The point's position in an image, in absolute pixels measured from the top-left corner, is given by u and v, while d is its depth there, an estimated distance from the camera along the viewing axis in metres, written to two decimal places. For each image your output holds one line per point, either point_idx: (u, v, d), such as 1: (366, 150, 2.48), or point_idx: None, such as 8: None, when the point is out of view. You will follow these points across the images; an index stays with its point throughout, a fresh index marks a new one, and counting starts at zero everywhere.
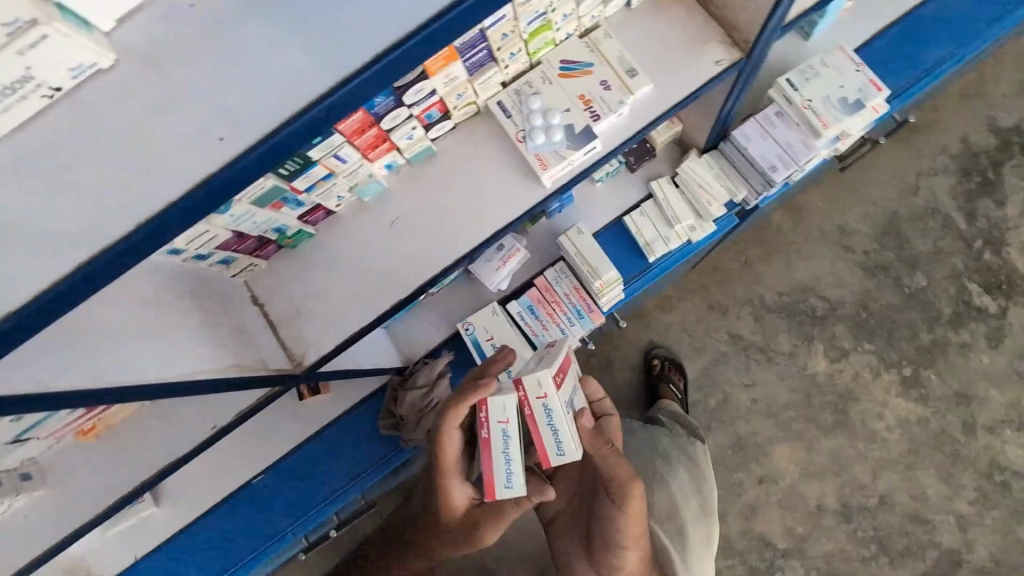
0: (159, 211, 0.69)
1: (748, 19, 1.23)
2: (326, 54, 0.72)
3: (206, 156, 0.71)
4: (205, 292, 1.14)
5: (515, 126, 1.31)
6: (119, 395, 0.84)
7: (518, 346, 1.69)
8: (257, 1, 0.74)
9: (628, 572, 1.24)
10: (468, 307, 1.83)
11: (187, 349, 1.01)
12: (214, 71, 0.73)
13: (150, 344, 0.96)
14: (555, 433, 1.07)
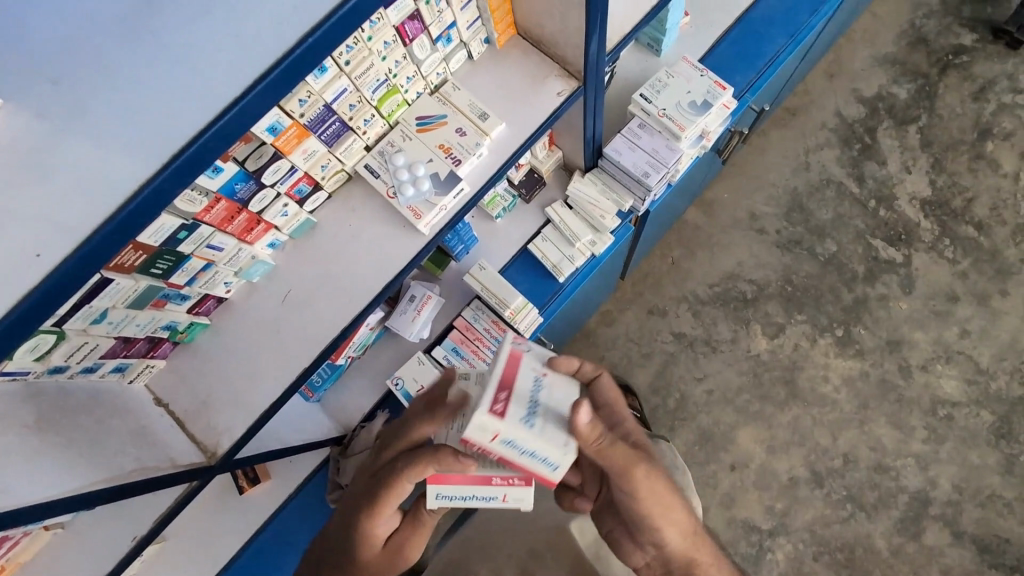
0: None
1: (573, 53, 1.20)
2: (146, 126, 0.58)
3: (14, 279, 0.54)
4: (96, 407, 1.00)
5: (385, 184, 1.19)
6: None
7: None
8: (57, 81, 0.58)
9: (676, 544, 1.02)
10: (394, 363, 1.72)
11: (70, 468, 0.85)
12: (15, 174, 0.57)
13: (24, 468, 0.80)
14: (535, 456, 0.79)
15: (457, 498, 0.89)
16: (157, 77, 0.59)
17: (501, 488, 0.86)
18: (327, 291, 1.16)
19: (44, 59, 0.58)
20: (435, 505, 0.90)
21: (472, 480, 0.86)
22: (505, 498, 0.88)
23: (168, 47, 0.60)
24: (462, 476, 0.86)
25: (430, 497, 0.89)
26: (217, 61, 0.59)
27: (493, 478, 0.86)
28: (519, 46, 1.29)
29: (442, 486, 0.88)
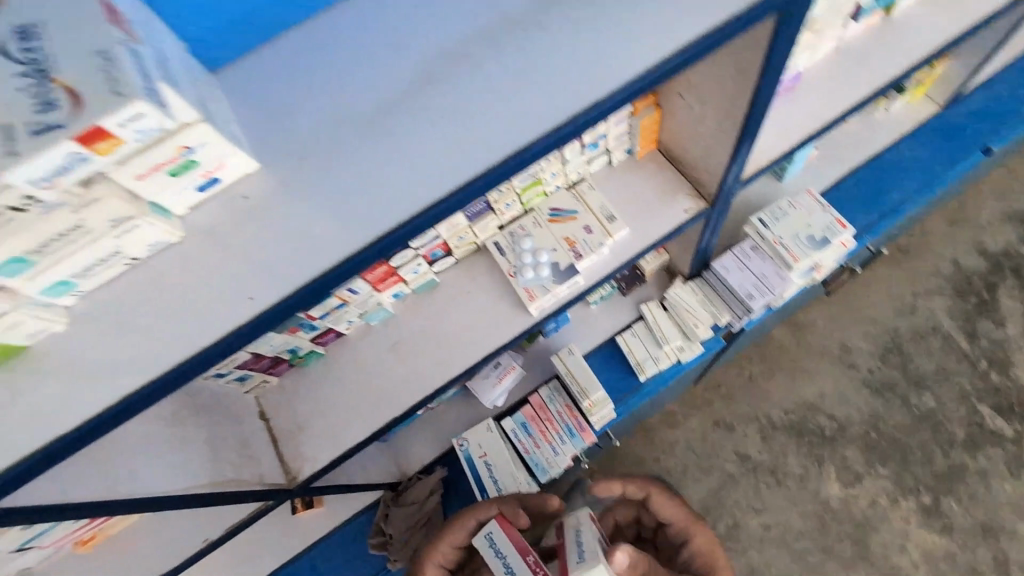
0: (169, 371, 0.61)
1: (709, 178, 1.26)
2: (359, 208, 0.67)
3: (230, 316, 0.63)
4: (215, 411, 1.10)
5: (508, 262, 1.27)
6: (103, 510, 0.76)
7: (511, 470, 1.61)
8: (297, 161, 0.69)
9: None
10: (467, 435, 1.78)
11: (182, 468, 0.95)
12: (247, 229, 0.67)
13: (148, 464, 0.90)
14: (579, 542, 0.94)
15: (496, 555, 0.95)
16: (374, 171, 0.69)
17: (524, 569, 0.91)
18: (431, 349, 1.24)
19: (294, 140, 0.70)
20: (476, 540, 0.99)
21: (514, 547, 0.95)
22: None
23: (389, 143, 0.70)
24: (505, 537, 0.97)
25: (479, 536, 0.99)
26: (429, 164, 0.69)
27: (527, 557, 0.92)
28: (656, 160, 1.36)
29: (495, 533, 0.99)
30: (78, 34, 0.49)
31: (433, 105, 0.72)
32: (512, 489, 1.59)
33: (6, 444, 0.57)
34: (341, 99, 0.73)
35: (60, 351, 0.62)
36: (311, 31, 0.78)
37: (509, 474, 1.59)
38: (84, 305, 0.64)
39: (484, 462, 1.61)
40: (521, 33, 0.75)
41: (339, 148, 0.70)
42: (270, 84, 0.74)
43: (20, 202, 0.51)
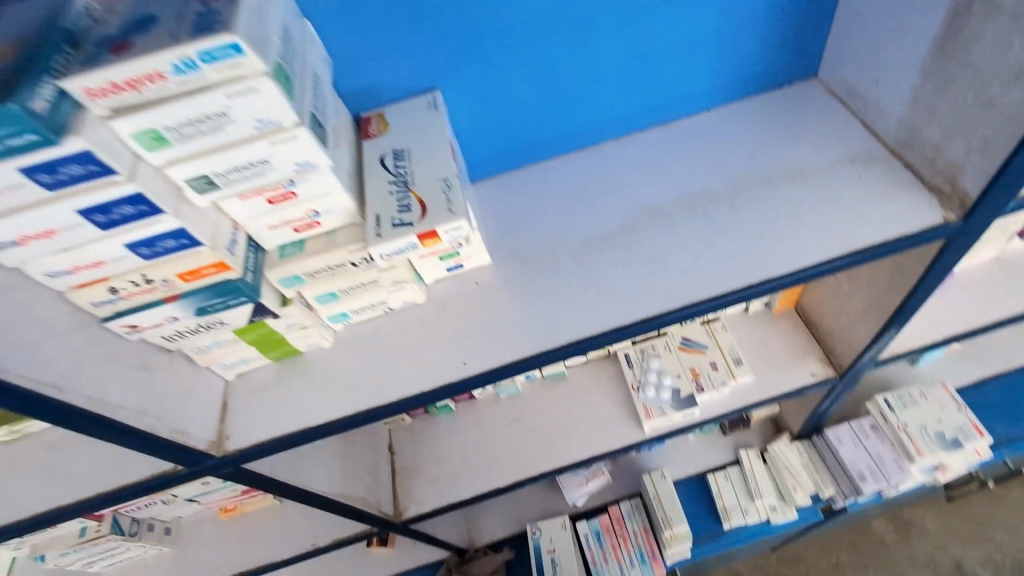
0: (395, 402, 0.80)
1: (843, 351, 1.30)
2: (560, 316, 0.85)
3: (448, 373, 0.82)
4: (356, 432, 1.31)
5: (633, 375, 1.38)
6: (268, 483, 0.92)
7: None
8: (522, 269, 0.91)
9: None
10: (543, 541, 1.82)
11: (324, 474, 1.13)
12: (474, 309, 0.88)
13: (299, 463, 1.09)
14: None
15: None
16: (578, 289, 0.87)
17: None
18: (545, 434, 1.36)
19: (522, 253, 0.93)
20: None
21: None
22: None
23: (593, 270, 0.89)
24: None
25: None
26: (623, 294, 0.85)
27: None
28: (792, 318, 1.43)
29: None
30: (433, 166, 0.77)
31: (632, 248, 0.90)
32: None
33: (292, 418, 0.81)
34: (562, 229, 0.95)
35: (331, 362, 0.86)
36: (546, 172, 1.04)
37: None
38: (344, 331, 0.88)
39: (552, 559, 1.64)
40: (712, 205, 0.93)
41: (552, 263, 0.90)
42: (511, 206, 1.00)
43: (358, 260, 0.74)
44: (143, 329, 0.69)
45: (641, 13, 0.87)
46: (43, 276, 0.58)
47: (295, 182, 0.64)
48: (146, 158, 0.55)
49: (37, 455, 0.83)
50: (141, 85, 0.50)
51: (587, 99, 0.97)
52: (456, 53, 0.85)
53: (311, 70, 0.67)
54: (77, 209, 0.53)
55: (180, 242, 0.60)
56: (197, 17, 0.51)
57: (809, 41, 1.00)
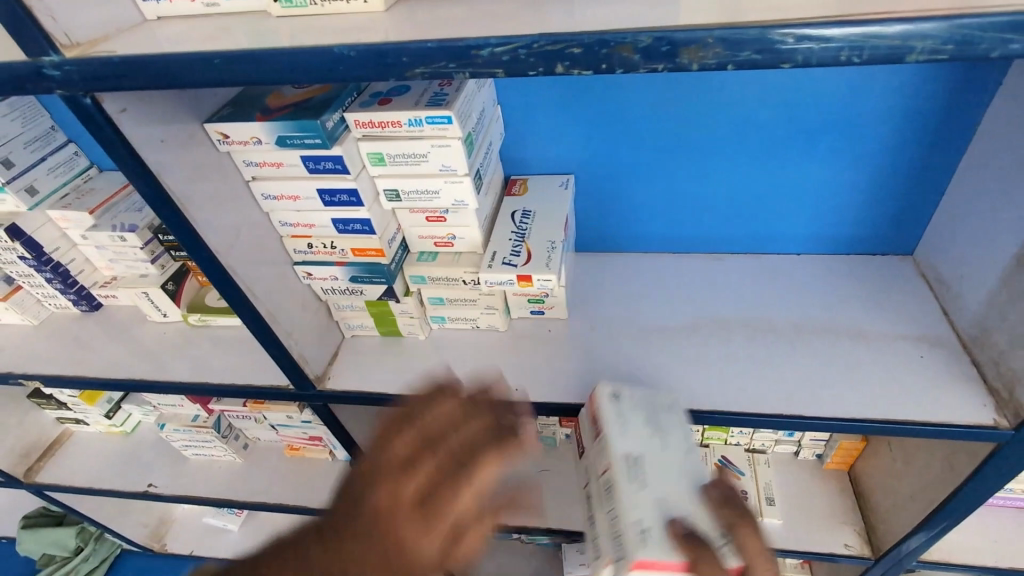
0: None
1: (883, 530, 1.25)
2: (603, 381, 1.00)
3: None
4: None
5: None
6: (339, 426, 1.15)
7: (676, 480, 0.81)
8: (587, 333, 1.08)
9: None
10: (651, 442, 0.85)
11: None
12: (537, 351, 1.06)
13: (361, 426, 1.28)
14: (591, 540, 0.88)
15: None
16: (625, 365, 1.02)
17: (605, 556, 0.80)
18: (563, 494, 1.46)
19: (592, 321, 1.10)
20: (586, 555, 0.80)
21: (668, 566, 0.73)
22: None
23: (645, 354, 1.03)
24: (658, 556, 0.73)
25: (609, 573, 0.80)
26: (661, 382, 0.99)
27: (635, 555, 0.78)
28: (840, 479, 1.41)
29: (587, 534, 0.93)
30: (546, 231, 0.98)
31: (685, 348, 1.04)
32: (631, 535, 0.76)
33: (374, 381, 1.03)
34: (632, 313, 1.11)
35: (418, 350, 1.08)
36: (635, 262, 1.22)
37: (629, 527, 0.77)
38: (438, 332, 1.10)
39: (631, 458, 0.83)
40: (770, 337, 1.04)
41: (615, 337, 1.07)
42: (601, 280, 1.18)
43: (469, 280, 0.97)
44: (313, 279, 0.96)
45: (749, 161, 1.05)
46: (278, 221, 0.88)
47: (448, 212, 0.89)
48: (367, 169, 0.83)
49: (206, 344, 1.14)
50: (385, 127, 0.77)
51: (687, 215, 1.15)
52: (592, 152, 1.08)
53: (488, 140, 0.93)
54: (317, 188, 0.81)
55: (363, 227, 0.87)
56: (432, 95, 0.78)
57: (910, 224, 1.08)
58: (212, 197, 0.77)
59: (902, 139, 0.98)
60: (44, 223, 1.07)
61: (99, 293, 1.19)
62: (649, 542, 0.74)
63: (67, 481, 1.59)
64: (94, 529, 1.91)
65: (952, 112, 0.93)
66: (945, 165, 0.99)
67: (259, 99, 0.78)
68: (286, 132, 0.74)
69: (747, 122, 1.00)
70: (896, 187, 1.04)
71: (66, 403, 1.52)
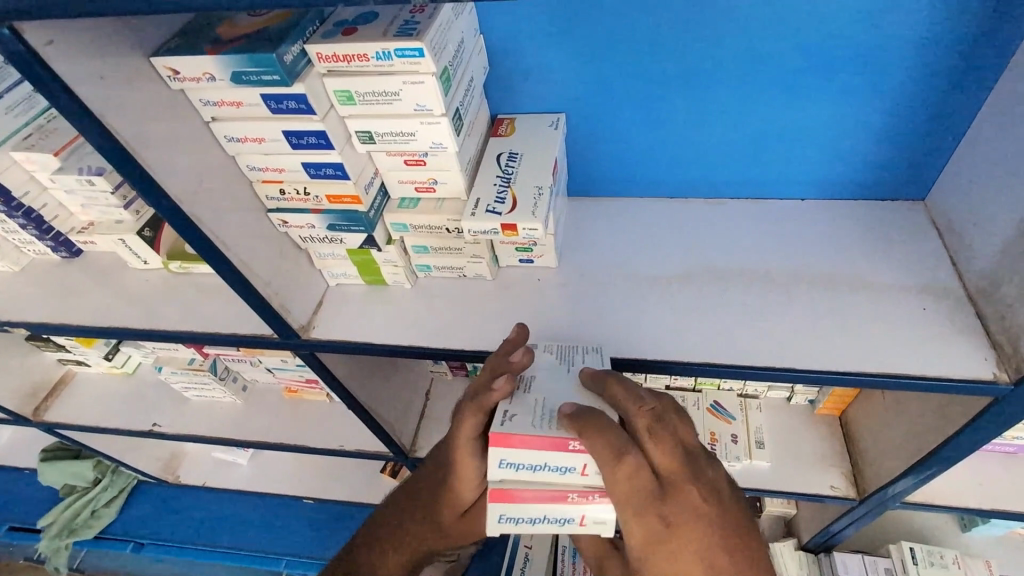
0: (436, 347, 0.98)
1: (871, 473, 1.26)
2: (593, 331, 0.97)
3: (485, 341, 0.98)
4: (396, 366, 1.48)
5: None
6: (327, 373, 1.14)
7: (563, 389, 0.79)
8: (577, 282, 1.04)
9: None
10: (569, 389, 0.79)
11: (369, 388, 1.33)
12: (525, 300, 1.03)
13: (356, 372, 1.28)
14: (538, 465, 0.72)
15: (524, 468, 0.72)
16: (614, 313, 0.99)
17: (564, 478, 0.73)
18: None
19: (583, 269, 1.06)
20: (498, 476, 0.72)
21: (548, 444, 0.70)
22: (587, 468, 0.71)
23: (635, 302, 1.00)
24: (533, 432, 0.70)
25: (491, 463, 0.72)
26: (651, 332, 0.96)
27: (570, 443, 0.69)
28: (831, 424, 1.41)
29: (510, 507, 0.74)
30: (532, 175, 0.93)
31: (680, 299, 1.00)
32: (522, 424, 0.72)
33: (357, 329, 1.01)
34: (624, 260, 1.07)
35: (403, 299, 1.05)
36: (630, 207, 1.16)
37: (533, 413, 0.74)
38: (424, 280, 1.07)
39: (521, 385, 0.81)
40: (768, 287, 1.00)
41: (605, 286, 1.03)
42: (591, 226, 1.13)
43: (452, 228, 0.92)
44: (289, 227, 0.92)
45: (755, 98, 0.96)
46: (246, 165, 0.83)
47: (427, 155, 0.83)
48: (337, 109, 0.76)
49: (191, 291, 1.12)
50: (351, 61, 0.70)
51: (684, 159, 1.08)
52: (585, 88, 1.00)
53: (469, 76, 0.85)
54: (283, 129, 0.75)
55: (335, 172, 0.81)
56: (402, 24, 0.70)
57: (927, 166, 1.01)
58: (169, 139, 0.71)
59: (925, 72, 0.88)
60: (10, 164, 1.01)
61: (79, 240, 1.16)
62: (542, 200, 0.89)
63: (75, 420, 1.64)
64: (108, 463, 1.99)
65: (983, 40, 0.83)
66: (971, 101, 0.90)
67: (211, 29, 0.71)
68: (241, 67, 0.68)
69: (754, 53, 0.90)
70: (912, 127, 0.95)
71: (64, 346, 1.53)
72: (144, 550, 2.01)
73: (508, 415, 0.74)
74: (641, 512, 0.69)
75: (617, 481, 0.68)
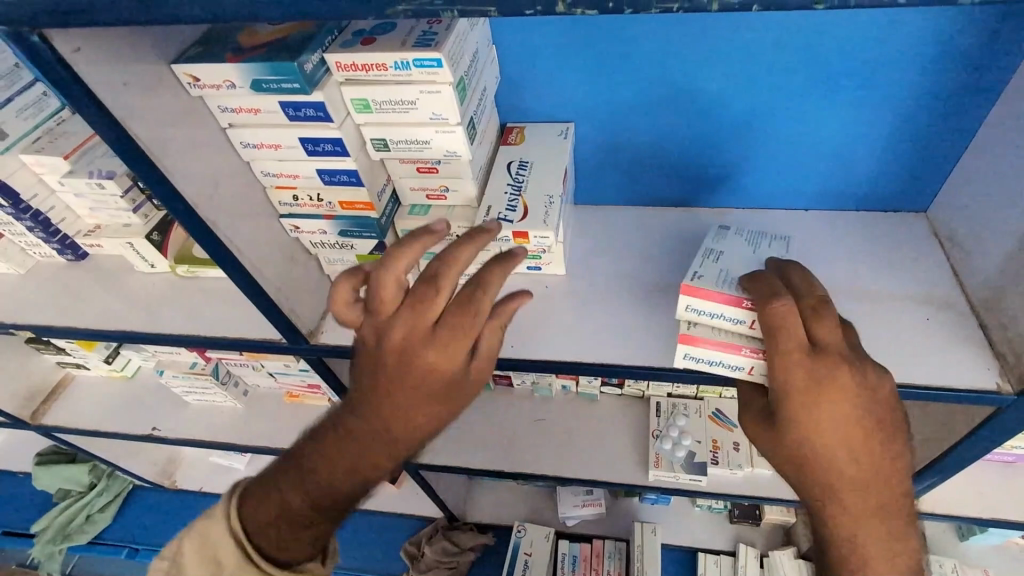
0: None
1: None
2: (600, 338, 0.98)
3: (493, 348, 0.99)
4: None
5: (655, 423, 1.44)
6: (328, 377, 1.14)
7: (750, 266, 0.89)
8: (584, 289, 1.05)
9: None
10: (751, 258, 0.90)
11: None
12: (532, 307, 1.04)
13: None
14: (720, 313, 0.84)
15: (707, 314, 0.85)
16: (622, 321, 1.00)
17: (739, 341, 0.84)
18: (556, 442, 1.47)
19: (590, 277, 1.07)
20: (680, 316, 0.88)
21: (727, 300, 0.81)
22: (751, 326, 0.82)
23: (642, 310, 1.01)
24: (719, 289, 0.82)
25: (680, 306, 0.86)
26: (658, 339, 0.97)
27: (744, 301, 0.80)
28: None
29: (694, 348, 0.88)
30: (543, 183, 0.94)
31: None
32: (710, 281, 0.84)
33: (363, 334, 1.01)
34: (631, 269, 1.08)
35: None
36: (636, 216, 1.17)
37: (718, 276, 0.85)
38: None
39: (708, 250, 0.92)
40: None
41: (612, 293, 1.04)
42: (598, 234, 1.14)
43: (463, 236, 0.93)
44: (301, 232, 0.92)
45: (761, 110, 0.98)
46: (260, 171, 0.83)
47: (440, 163, 0.84)
48: (353, 117, 0.77)
49: (198, 295, 1.12)
50: (369, 70, 0.71)
51: (690, 168, 1.09)
52: (594, 99, 1.01)
53: (482, 84, 0.86)
54: (299, 136, 0.76)
55: (350, 178, 0.82)
56: (420, 35, 0.71)
57: (928, 179, 1.03)
58: (187, 145, 0.72)
59: (929, 87, 0.90)
60: (20, 167, 1.02)
61: (85, 243, 1.16)
62: (552, 208, 0.90)
63: (74, 424, 1.63)
64: (105, 468, 1.97)
65: (985, 58, 0.85)
66: (973, 116, 0.92)
67: (230, 37, 0.72)
68: (261, 75, 0.69)
69: (762, 66, 0.92)
70: (914, 141, 0.97)
71: (65, 349, 1.52)
72: (139, 556, 1.98)
73: (697, 273, 0.86)
74: (836, 434, 0.71)
75: (817, 402, 0.70)
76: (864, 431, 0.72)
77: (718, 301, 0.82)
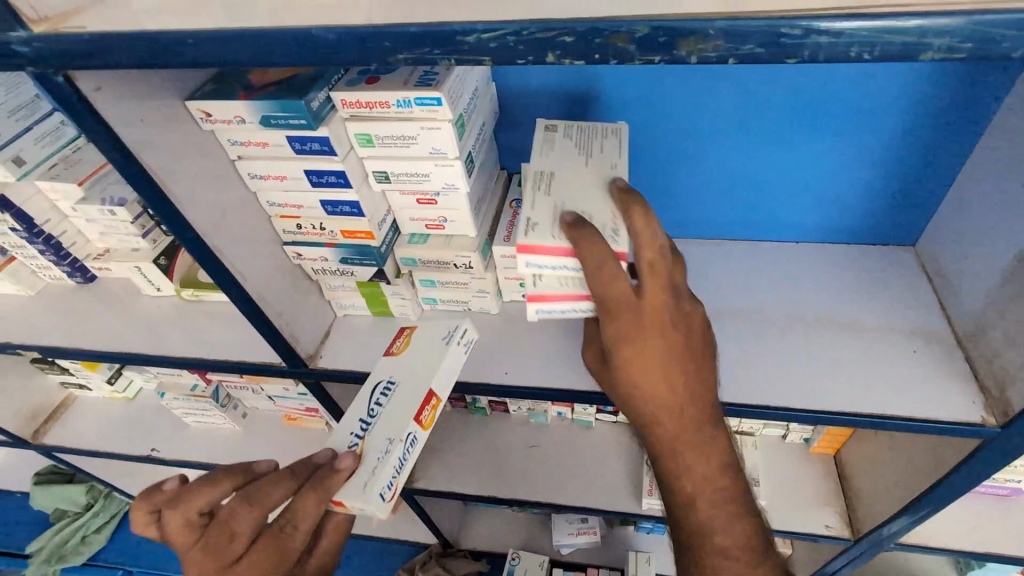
0: None
1: (866, 513, 1.27)
2: None
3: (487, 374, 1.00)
4: None
5: None
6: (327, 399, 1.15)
7: (586, 185, 0.81)
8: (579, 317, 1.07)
9: None
10: (574, 168, 0.84)
11: None
12: (526, 334, 1.05)
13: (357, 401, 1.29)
14: (562, 266, 0.80)
15: (548, 268, 0.81)
16: None
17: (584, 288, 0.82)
18: (551, 469, 1.47)
19: None
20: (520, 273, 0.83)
21: (563, 253, 0.77)
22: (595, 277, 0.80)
23: None
24: (554, 242, 0.76)
25: (519, 263, 0.81)
26: None
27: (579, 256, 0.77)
28: (825, 464, 1.43)
29: (543, 304, 0.86)
30: None
31: None
32: (545, 232, 0.76)
33: (360, 359, 1.03)
34: None
35: None
36: None
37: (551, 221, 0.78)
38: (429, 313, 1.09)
39: (539, 172, 0.84)
40: (765, 327, 1.03)
41: None
42: None
43: (460, 265, 0.96)
44: (303, 259, 0.95)
45: (751, 146, 1.01)
46: (266, 201, 0.87)
47: (439, 195, 0.87)
48: (356, 151, 0.81)
49: (200, 318, 1.15)
50: (373, 107, 0.75)
51: (682, 200, 1.13)
52: None
53: (481, 120, 0.90)
54: (304, 168, 0.80)
55: (352, 209, 0.85)
56: (422, 75, 0.75)
57: (915, 214, 1.05)
58: (196, 176, 0.75)
59: (911, 128, 0.94)
60: (35, 193, 1.05)
61: (94, 266, 1.19)
62: None
63: (73, 444, 1.63)
64: (102, 488, 1.96)
65: (964, 101, 0.89)
66: (955, 155, 0.95)
67: (242, 76, 0.76)
68: (270, 112, 0.73)
69: (750, 106, 0.96)
70: (900, 178, 1.00)
71: (68, 369, 1.53)
72: None
73: (530, 222, 0.78)
74: (664, 369, 0.78)
75: (642, 340, 0.77)
76: (690, 365, 0.79)
77: (555, 257, 0.77)
